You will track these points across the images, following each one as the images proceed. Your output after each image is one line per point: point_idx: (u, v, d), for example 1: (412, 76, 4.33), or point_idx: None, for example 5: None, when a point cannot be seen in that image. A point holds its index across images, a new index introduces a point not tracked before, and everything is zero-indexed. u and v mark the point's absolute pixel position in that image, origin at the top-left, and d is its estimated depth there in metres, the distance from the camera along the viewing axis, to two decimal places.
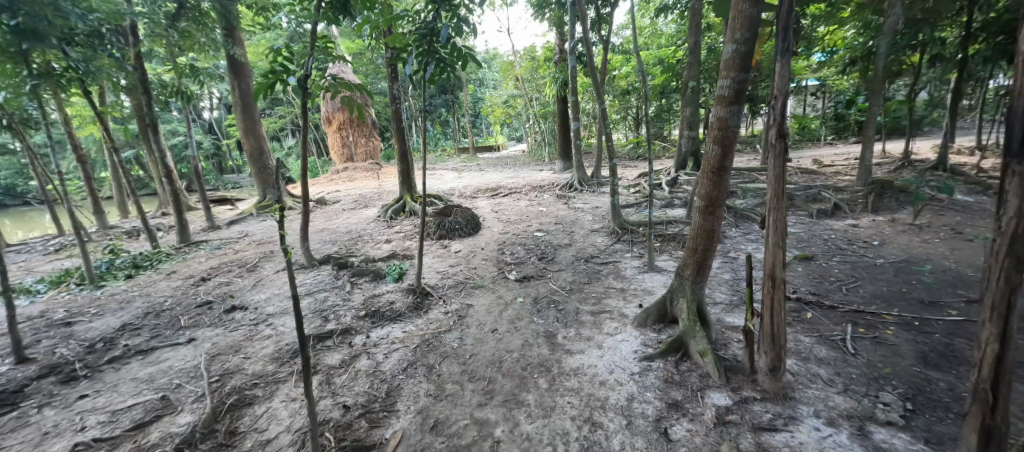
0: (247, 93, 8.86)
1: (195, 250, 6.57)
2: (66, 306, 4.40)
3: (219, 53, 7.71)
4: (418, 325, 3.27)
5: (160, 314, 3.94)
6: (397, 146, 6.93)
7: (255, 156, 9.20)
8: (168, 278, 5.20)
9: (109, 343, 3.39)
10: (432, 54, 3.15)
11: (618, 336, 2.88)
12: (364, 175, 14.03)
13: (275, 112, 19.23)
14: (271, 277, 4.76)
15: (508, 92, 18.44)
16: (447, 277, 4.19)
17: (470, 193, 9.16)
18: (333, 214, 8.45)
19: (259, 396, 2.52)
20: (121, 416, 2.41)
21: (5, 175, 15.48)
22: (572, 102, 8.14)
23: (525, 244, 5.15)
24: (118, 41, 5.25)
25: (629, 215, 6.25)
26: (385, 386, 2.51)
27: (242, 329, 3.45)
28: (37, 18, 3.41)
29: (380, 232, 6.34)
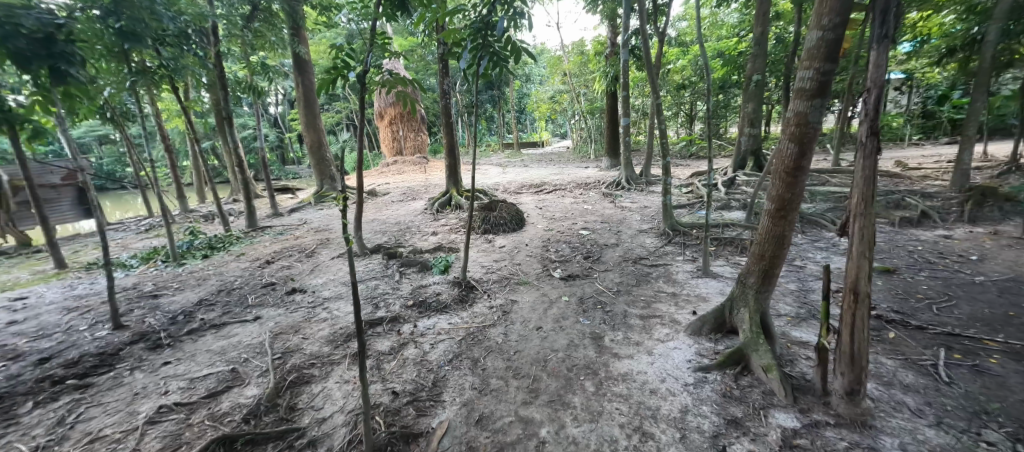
0: (309, 88, 9.41)
1: (262, 234, 7.08)
2: (154, 281, 4.89)
3: (287, 51, 8.22)
4: (464, 318, 3.30)
5: (231, 292, 4.29)
6: (445, 140, 7.05)
7: (315, 148, 9.73)
8: (238, 259, 5.64)
9: (188, 316, 3.73)
10: (486, 48, 3.12)
11: (670, 344, 2.74)
12: (412, 169, 14.47)
13: (333, 107, 20.26)
14: (328, 263, 5.02)
15: (555, 87, 18.22)
16: (491, 272, 4.19)
17: (514, 189, 9.16)
18: (383, 205, 8.77)
19: (316, 376, 2.65)
20: (199, 383, 2.64)
21: (108, 162, 17.58)
22: (623, 97, 7.86)
23: (570, 242, 5.05)
24: (202, 41, 5.73)
25: (682, 217, 5.95)
26: (432, 376, 2.55)
27: (301, 311, 3.66)
28: (137, 22, 3.74)
29: (427, 225, 6.49)
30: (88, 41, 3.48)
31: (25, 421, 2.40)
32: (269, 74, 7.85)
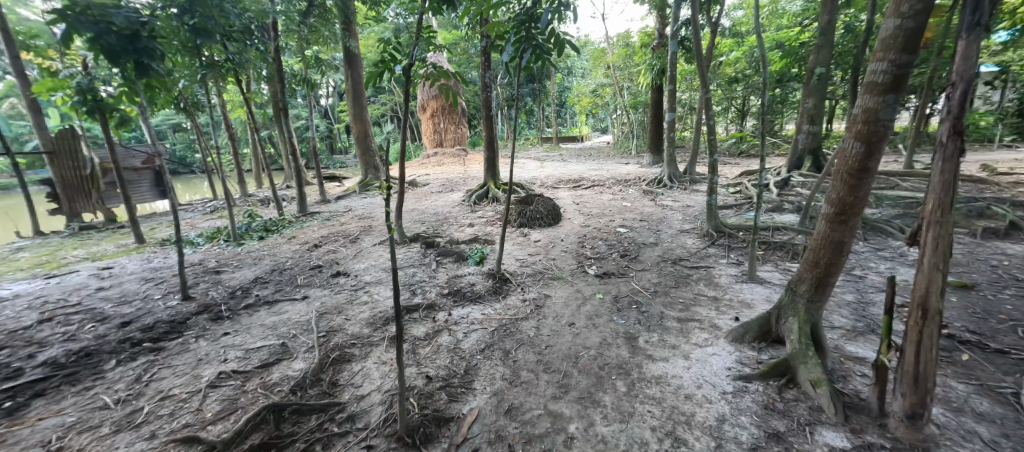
0: (358, 81, 9.76)
1: (311, 219, 7.47)
2: (216, 258, 5.31)
3: (339, 45, 8.56)
4: (497, 309, 3.33)
5: (282, 272, 4.57)
6: (485, 133, 7.09)
7: (361, 138, 10.09)
8: (289, 241, 5.99)
9: (245, 292, 4.02)
10: (530, 40, 3.09)
11: (709, 349, 2.62)
12: (452, 161, 14.70)
13: (378, 99, 20.93)
14: (369, 250, 5.22)
15: (598, 81, 17.81)
16: (526, 266, 4.20)
17: (552, 183, 9.08)
18: (422, 196, 8.98)
19: (356, 355, 2.77)
20: (252, 354, 2.84)
21: (179, 148, 19.16)
22: (670, 91, 7.55)
23: (607, 239, 4.95)
24: (263, 36, 6.08)
25: (728, 218, 5.67)
26: (463, 364, 2.60)
27: (344, 293, 3.84)
28: (207, 19, 4.08)
29: (464, 216, 6.58)
30: (166, 37, 3.81)
31: (109, 376, 2.68)
32: (322, 68, 8.20)
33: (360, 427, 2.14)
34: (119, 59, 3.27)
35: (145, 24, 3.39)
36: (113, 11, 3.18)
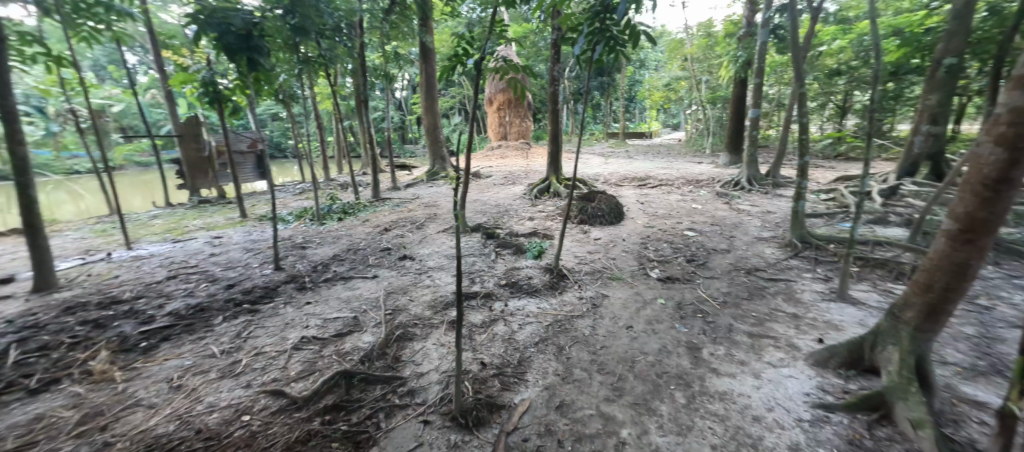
0: (431, 74, 10.16)
1: (382, 205, 7.97)
2: (301, 235, 5.88)
3: (415, 40, 8.96)
4: (553, 304, 3.32)
5: (356, 251, 4.94)
6: (550, 127, 7.04)
7: (431, 129, 10.51)
8: (362, 224, 6.45)
9: (324, 267, 4.42)
10: (603, 33, 3.00)
11: (784, 370, 2.40)
12: (515, 154, 14.83)
13: (448, 92, 21.68)
14: (433, 237, 5.46)
15: (673, 74, 16.84)
16: (585, 263, 4.13)
17: (616, 180, 8.80)
18: (485, 187, 9.17)
19: (418, 335, 2.93)
20: (328, 324, 3.12)
21: (276, 134, 21.39)
22: (755, 85, 6.95)
23: (673, 242, 4.71)
24: (351, 33, 6.61)
25: (816, 227, 5.12)
26: (517, 354, 2.64)
27: (409, 276, 4.07)
28: (305, 19, 4.68)
29: (524, 209, 6.62)
30: (271, 34, 4.33)
31: (216, 330, 3.11)
32: (400, 62, 8.68)
33: (418, 402, 2.26)
34: (235, 54, 4.01)
35: (256, 25, 4.09)
36: (232, 14, 3.88)
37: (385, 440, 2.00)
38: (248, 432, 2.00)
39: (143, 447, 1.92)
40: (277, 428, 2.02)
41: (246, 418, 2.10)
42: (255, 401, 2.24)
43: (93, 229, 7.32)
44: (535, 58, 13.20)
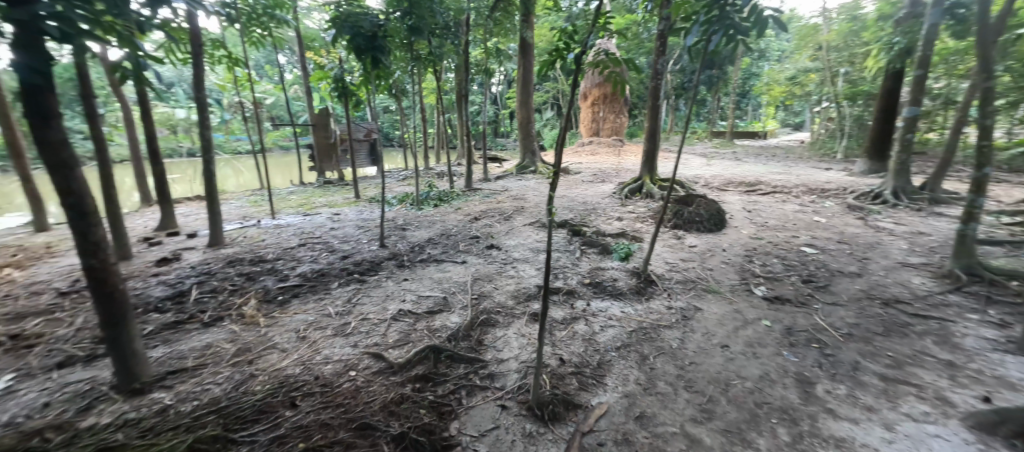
0: (529, 69, 10.29)
1: (474, 194, 8.34)
2: (402, 218, 6.43)
3: (516, 35, 9.14)
4: (639, 310, 3.17)
5: (449, 237, 5.26)
6: (648, 125, 6.69)
7: (524, 123, 10.66)
8: (455, 212, 6.82)
9: (420, 248, 4.78)
10: (722, 21, 2.71)
11: (929, 427, 1.98)
12: (607, 151, 14.39)
13: (544, 87, 21.77)
14: (520, 229, 5.56)
15: (800, 66, 14.76)
16: (676, 271, 3.87)
17: (720, 184, 8.05)
18: (574, 184, 9.06)
19: (500, 322, 3.03)
20: (421, 301, 3.38)
21: (386, 125, 23.60)
22: (915, 78, 5.92)
23: (785, 258, 4.18)
24: (458, 31, 7.02)
25: (989, 258, 4.12)
26: (597, 356, 2.58)
27: (495, 264, 4.22)
28: (420, 18, 5.10)
29: (614, 209, 6.41)
30: (391, 34, 4.81)
31: (331, 293, 3.56)
32: (501, 57, 8.93)
33: (498, 387, 2.34)
34: (363, 53, 4.54)
35: (381, 27, 4.60)
36: (363, 18, 4.46)
37: (465, 416, 2.11)
38: (353, 386, 2.26)
39: (275, 383, 2.28)
40: (376, 387, 2.25)
41: (351, 374, 2.37)
42: (359, 360, 2.53)
43: (246, 199, 8.87)
44: (638, 50, 12.57)
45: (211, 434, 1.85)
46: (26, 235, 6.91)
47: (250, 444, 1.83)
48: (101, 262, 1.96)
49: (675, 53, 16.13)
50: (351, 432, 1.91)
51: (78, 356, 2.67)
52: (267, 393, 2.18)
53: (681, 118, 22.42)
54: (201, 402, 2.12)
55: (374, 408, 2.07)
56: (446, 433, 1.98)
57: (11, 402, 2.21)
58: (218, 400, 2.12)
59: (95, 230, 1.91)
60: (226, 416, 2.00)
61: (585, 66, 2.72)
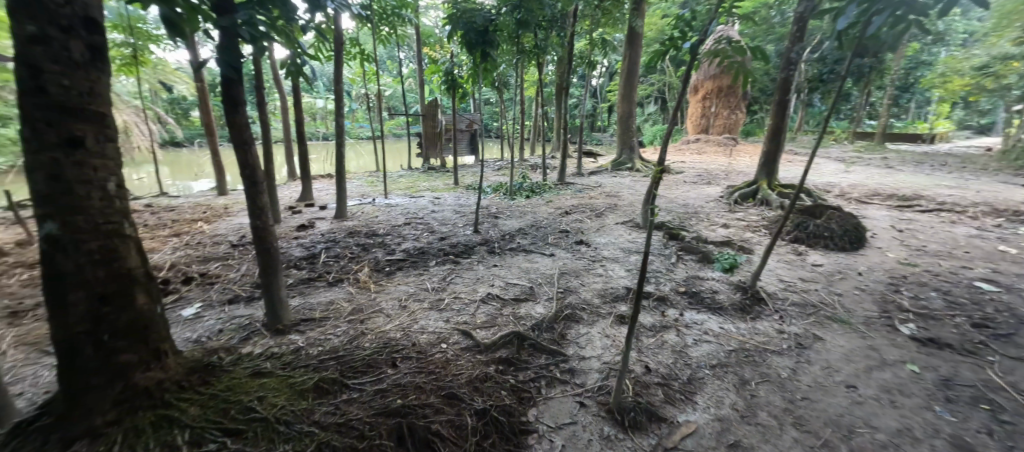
0: (635, 61, 9.82)
1: (566, 188, 8.31)
2: (496, 207, 6.67)
3: (625, 26, 8.77)
4: (740, 328, 2.87)
5: (539, 228, 5.32)
6: (770, 124, 5.95)
7: (625, 118, 10.23)
8: (546, 204, 6.86)
9: (511, 237, 4.92)
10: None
11: None
12: (716, 151, 13.17)
13: (649, 79, 20.61)
14: (611, 227, 5.39)
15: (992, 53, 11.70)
16: (791, 291, 3.41)
17: (859, 196, 6.83)
18: (674, 184, 8.47)
19: (584, 319, 2.99)
20: (508, 288, 3.49)
21: (487, 116, 24.58)
22: None
23: (945, 291, 3.40)
24: (565, 23, 6.98)
25: None
26: (687, 371, 2.41)
27: (584, 260, 4.16)
28: (530, 12, 5.18)
29: (720, 214, 5.85)
30: (501, 28, 4.97)
31: (429, 270, 3.86)
32: (606, 48, 8.66)
33: (578, 383, 2.32)
34: (474, 48, 4.77)
35: (492, 22, 4.76)
36: (477, 14, 4.68)
37: (544, 406, 2.14)
38: (444, 358, 2.43)
39: (380, 343, 2.56)
40: (463, 362, 2.40)
41: (443, 346, 2.56)
42: (450, 335, 2.71)
43: (364, 180, 10.01)
44: (765, 38, 11.16)
45: (330, 377, 2.14)
46: (211, 197, 8.73)
47: (359, 392, 2.08)
48: (263, 223, 2.39)
49: (813, 41, 13.96)
50: (440, 399, 2.06)
51: (242, 296, 3.32)
52: (373, 350, 2.46)
53: (812, 117, 19.46)
54: (324, 349, 2.47)
55: (461, 381, 2.21)
56: (524, 419, 2.03)
57: (199, 324, 2.84)
58: (336, 350, 2.46)
59: (262, 198, 2.33)
60: (341, 364, 2.30)
61: (703, 56, 2.43)
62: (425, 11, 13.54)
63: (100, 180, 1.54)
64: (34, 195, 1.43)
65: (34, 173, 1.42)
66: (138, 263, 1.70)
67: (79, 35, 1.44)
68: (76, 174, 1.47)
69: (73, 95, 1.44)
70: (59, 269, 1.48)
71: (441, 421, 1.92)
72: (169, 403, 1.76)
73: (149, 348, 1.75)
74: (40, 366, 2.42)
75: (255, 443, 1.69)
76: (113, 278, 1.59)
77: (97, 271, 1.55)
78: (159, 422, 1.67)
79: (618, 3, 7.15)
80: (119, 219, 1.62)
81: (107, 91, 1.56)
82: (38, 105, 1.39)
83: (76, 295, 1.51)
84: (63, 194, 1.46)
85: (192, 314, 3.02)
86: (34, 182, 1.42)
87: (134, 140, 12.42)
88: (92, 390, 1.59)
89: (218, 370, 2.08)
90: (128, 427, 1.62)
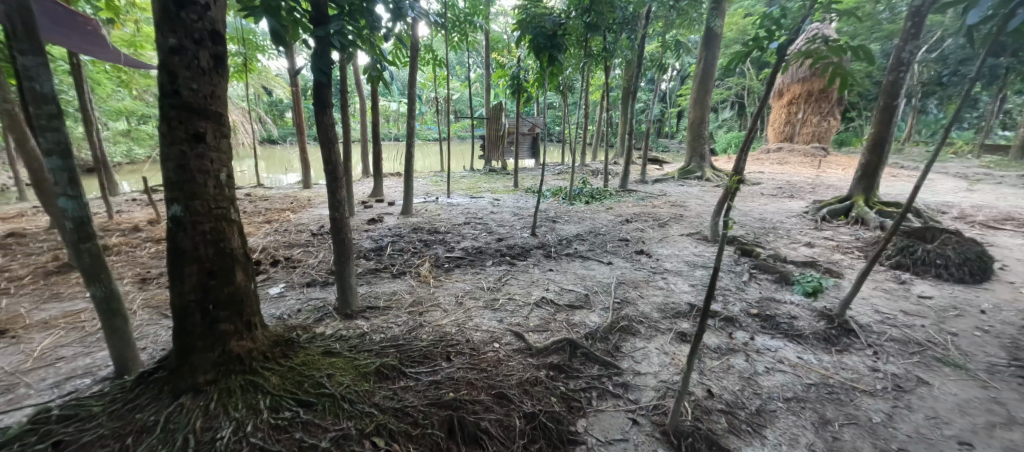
0: (711, 64, 9.26)
1: (628, 196, 8.04)
2: (554, 211, 6.63)
3: (702, 27, 8.31)
4: (823, 361, 2.56)
5: (598, 235, 5.19)
6: (871, 133, 5.28)
7: (696, 124, 9.68)
8: (606, 211, 6.68)
9: (568, 242, 4.84)
10: None
11: None
12: (800, 162, 12.00)
13: (726, 83, 19.31)
14: (676, 238, 5.11)
15: None
16: (888, 324, 2.98)
17: (984, 219, 5.82)
18: (750, 196, 7.84)
19: (641, 333, 2.85)
20: (563, 293, 3.43)
21: (551, 120, 24.61)
22: None
23: None
24: (635, 26, 6.78)
25: None
26: (756, 401, 2.19)
27: (644, 271, 3.97)
28: (599, 14, 5.14)
29: (802, 232, 5.31)
30: (569, 31, 4.95)
31: (485, 270, 3.93)
32: (680, 50, 8.24)
33: (632, 399, 2.21)
34: (541, 52, 4.77)
35: (561, 25, 4.73)
36: (547, 18, 4.68)
37: (594, 418, 2.06)
38: (496, 357, 2.44)
39: (437, 337, 2.63)
40: (515, 364, 2.39)
41: (495, 345, 2.58)
42: (503, 335, 2.72)
43: (430, 179, 10.45)
44: (868, 36, 9.95)
45: (390, 363, 2.24)
46: (297, 189, 9.65)
47: (415, 380, 2.16)
48: (340, 214, 2.57)
49: (931, 38, 12.18)
50: (490, 397, 2.07)
51: (318, 280, 3.60)
52: (430, 342, 2.54)
53: (925, 125, 16.98)
54: (386, 336, 2.60)
55: (512, 382, 2.20)
56: (573, 429, 1.98)
57: (282, 302, 3.14)
58: (397, 338, 2.57)
59: (341, 192, 2.51)
60: (401, 353, 2.40)
61: (792, 58, 2.27)
62: (495, 17, 13.87)
63: (215, 170, 1.74)
64: (165, 180, 1.66)
65: (167, 162, 1.64)
66: (240, 244, 1.89)
67: (207, 46, 1.66)
68: (197, 165, 1.68)
69: (199, 96, 1.65)
70: (179, 246, 1.70)
71: (490, 420, 1.93)
72: (256, 370, 1.95)
73: (243, 320, 1.94)
74: (158, 326, 2.81)
75: (322, 417, 1.82)
76: (219, 256, 1.79)
77: (208, 249, 1.75)
78: (246, 386, 1.86)
79: (695, 3, 6.80)
80: (228, 204, 1.81)
81: (226, 94, 1.76)
82: (173, 105, 1.61)
83: (190, 268, 1.73)
84: (187, 182, 1.67)
85: (277, 292, 3.35)
86: (166, 170, 1.65)
87: (238, 137, 14.09)
88: (198, 351, 1.81)
89: (296, 346, 2.27)
90: (223, 387, 1.81)
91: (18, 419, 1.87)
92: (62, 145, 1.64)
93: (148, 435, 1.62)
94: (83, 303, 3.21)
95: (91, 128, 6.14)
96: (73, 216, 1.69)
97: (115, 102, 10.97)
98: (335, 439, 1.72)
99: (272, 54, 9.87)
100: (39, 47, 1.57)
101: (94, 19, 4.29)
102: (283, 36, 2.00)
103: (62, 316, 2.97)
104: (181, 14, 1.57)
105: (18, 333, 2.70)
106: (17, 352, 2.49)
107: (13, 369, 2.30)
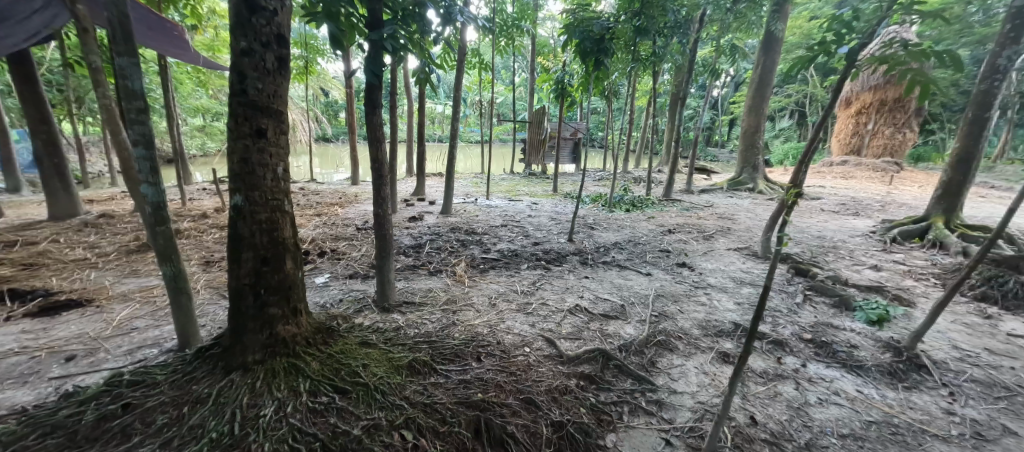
0: (769, 69, 8.76)
1: (672, 205, 7.74)
2: (592, 217, 6.51)
3: (761, 30, 7.87)
4: (887, 397, 2.32)
5: (638, 244, 5.04)
6: (959, 146, 4.75)
7: (749, 133, 9.17)
8: (648, 220, 6.47)
9: (606, 250, 4.73)
10: None
11: None
12: (868, 176, 11.08)
13: (786, 90, 18.18)
14: (722, 252, 4.84)
15: None
16: (968, 363, 2.64)
17: None
18: (808, 211, 7.30)
19: (679, 349, 2.71)
20: (598, 302, 3.34)
21: (594, 126, 24.36)
22: None
23: None
24: (687, 29, 6.57)
25: None
26: (806, 434, 2.02)
27: (686, 285, 3.80)
28: (650, 18, 5.04)
29: (868, 253, 4.87)
30: (619, 34, 4.85)
31: (520, 272, 3.92)
32: (735, 55, 7.86)
33: (666, 418, 2.10)
34: (587, 56, 4.73)
35: (610, 29, 4.65)
36: (595, 22, 4.61)
37: (624, 434, 1.98)
38: (527, 362, 2.41)
39: (468, 336, 2.65)
40: (545, 370, 2.35)
41: (526, 350, 2.55)
42: (535, 340, 2.69)
43: (471, 181, 10.63)
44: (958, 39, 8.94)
45: (423, 359, 2.28)
46: (346, 184, 10.15)
47: (444, 378, 2.18)
48: (384, 210, 2.65)
49: None
50: (518, 402, 2.05)
51: (360, 273, 3.75)
52: (462, 341, 2.56)
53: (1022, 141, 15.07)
54: (420, 332, 2.65)
55: (541, 389, 2.17)
56: (602, 443, 1.91)
57: (325, 291, 3.29)
58: (430, 335, 2.60)
59: (385, 189, 2.58)
60: (433, 349, 2.43)
61: (864, 63, 2.08)
62: (543, 22, 13.93)
63: (273, 164, 1.85)
64: (230, 172, 1.79)
65: (233, 155, 1.77)
66: (291, 235, 1.99)
67: (272, 49, 1.76)
68: (258, 158, 1.79)
69: (263, 96, 1.76)
70: (238, 233, 1.83)
71: (516, 424, 1.91)
72: (298, 354, 2.04)
73: (290, 306, 2.04)
74: (217, 306, 3.03)
75: (355, 406, 1.87)
76: (273, 244, 1.90)
77: (263, 237, 1.87)
78: (289, 369, 1.95)
79: (755, 6, 6.48)
80: (283, 197, 1.92)
81: (287, 93, 1.87)
82: (241, 103, 1.73)
83: (247, 254, 1.85)
84: (248, 174, 1.79)
85: (322, 281, 3.52)
86: (231, 163, 1.77)
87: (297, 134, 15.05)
88: (250, 332, 1.93)
89: (336, 334, 2.35)
90: (269, 368, 1.92)
91: (96, 380, 2.08)
92: (146, 137, 1.80)
93: (202, 406, 1.74)
94: (156, 280, 3.53)
95: (173, 121, 6.77)
96: (152, 201, 1.86)
97: (194, 100, 12.08)
98: (366, 428, 1.76)
99: (331, 57, 10.43)
100: (133, 49, 1.73)
101: (180, 25, 4.70)
102: (340, 39, 2.11)
103: (139, 290, 3.28)
104: (253, 19, 1.68)
105: (102, 303, 3.02)
106: (100, 319, 2.78)
107: (96, 335, 2.56)
